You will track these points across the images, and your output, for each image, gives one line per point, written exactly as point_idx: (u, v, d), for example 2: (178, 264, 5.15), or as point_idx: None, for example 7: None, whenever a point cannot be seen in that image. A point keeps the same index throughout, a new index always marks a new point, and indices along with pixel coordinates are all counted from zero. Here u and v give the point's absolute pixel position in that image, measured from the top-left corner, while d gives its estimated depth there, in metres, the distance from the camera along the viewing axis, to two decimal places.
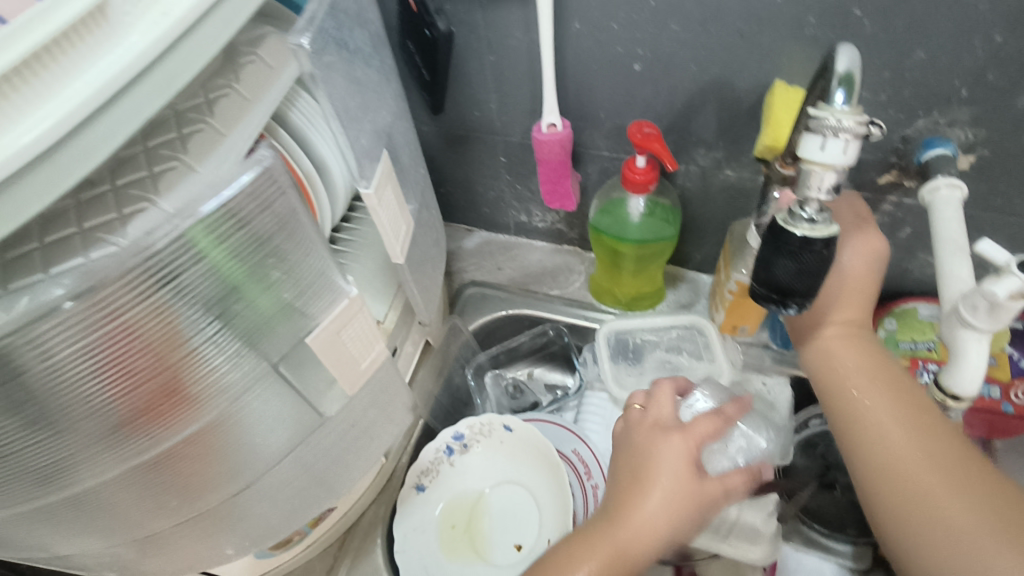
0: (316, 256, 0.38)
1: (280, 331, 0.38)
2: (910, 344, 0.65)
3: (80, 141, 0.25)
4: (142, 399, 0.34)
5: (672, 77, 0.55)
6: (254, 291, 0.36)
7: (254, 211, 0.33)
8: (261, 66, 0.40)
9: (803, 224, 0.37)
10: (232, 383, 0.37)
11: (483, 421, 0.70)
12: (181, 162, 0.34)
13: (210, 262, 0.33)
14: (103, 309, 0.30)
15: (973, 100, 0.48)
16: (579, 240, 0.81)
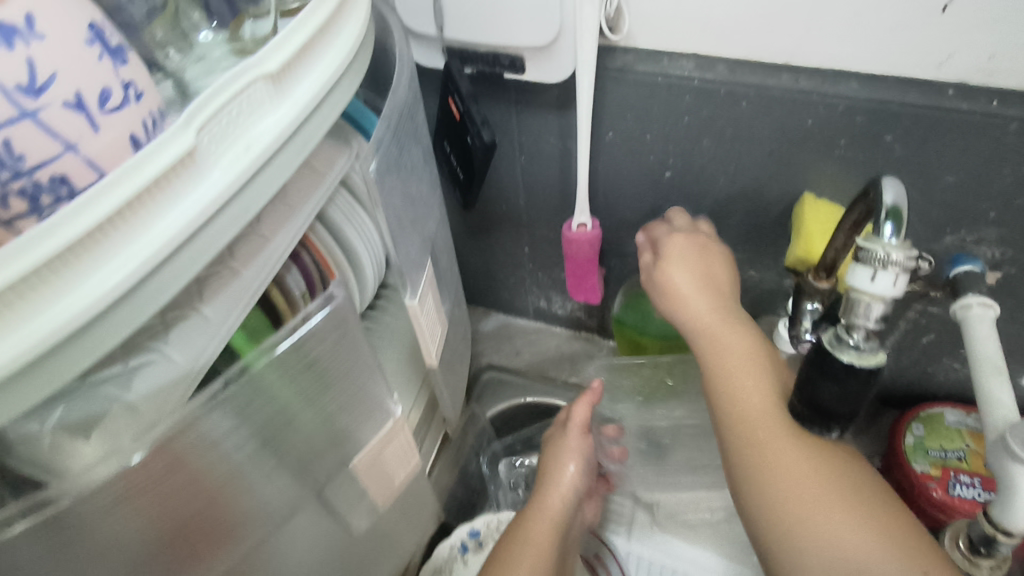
0: (364, 389, 0.42)
1: (323, 458, 0.42)
2: (939, 452, 0.64)
3: (154, 280, 0.26)
4: (184, 530, 0.35)
5: (703, 184, 0.57)
6: (304, 421, 0.39)
7: (318, 349, 0.36)
8: (307, 169, 0.37)
9: (849, 350, 0.36)
10: (274, 510, 0.40)
11: (501, 517, 0.68)
12: (227, 268, 0.33)
13: (275, 403, 0.36)
14: (165, 451, 0.31)
15: (1001, 222, 0.50)
16: (598, 328, 0.81)
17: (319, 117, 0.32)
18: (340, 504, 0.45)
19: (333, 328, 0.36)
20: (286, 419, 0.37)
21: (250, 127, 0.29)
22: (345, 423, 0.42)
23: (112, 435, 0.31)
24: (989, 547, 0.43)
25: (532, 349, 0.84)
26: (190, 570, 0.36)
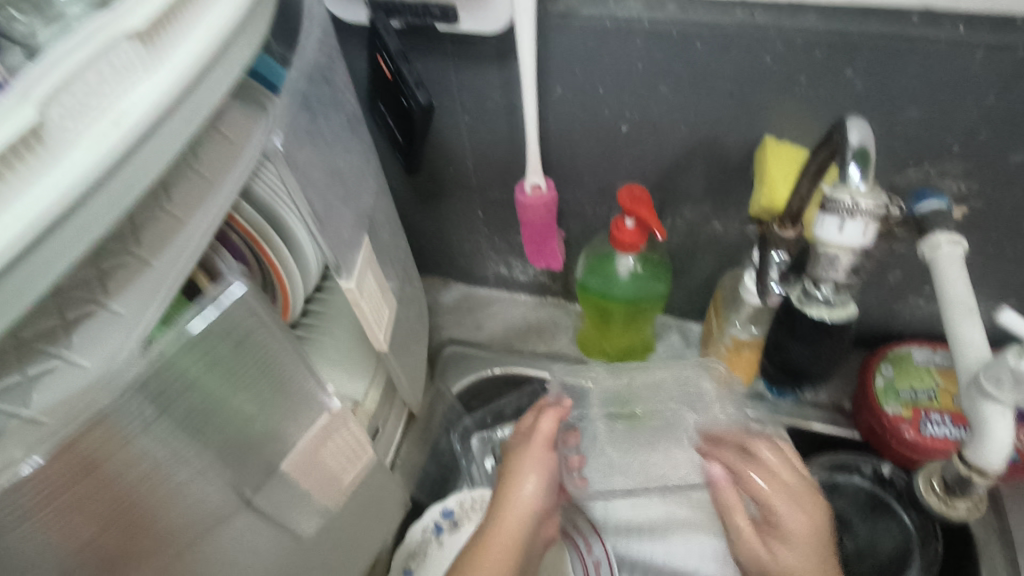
0: (297, 378, 0.38)
1: (257, 460, 0.38)
2: (910, 392, 0.63)
3: (29, 265, 0.23)
4: (107, 537, 0.32)
5: (661, 135, 0.53)
6: (234, 421, 0.35)
7: (240, 336, 0.33)
8: (221, 139, 0.33)
9: (816, 304, 0.39)
10: (207, 519, 0.36)
11: (475, 495, 0.66)
12: (133, 258, 0.30)
13: (187, 400, 0.32)
14: (70, 453, 0.28)
15: (966, 155, 0.48)
16: (563, 292, 0.78)
17: (209, 80, 0.28)
18: (286, 511, 0.42)
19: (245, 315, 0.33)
20: (214, 419, 0.34)
21: (120, 95, 0.25)
22: (277, 418, 0.38)
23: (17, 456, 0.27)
24: (963, 488, 0.41)
25: (495, 321, 0.80)
26: None
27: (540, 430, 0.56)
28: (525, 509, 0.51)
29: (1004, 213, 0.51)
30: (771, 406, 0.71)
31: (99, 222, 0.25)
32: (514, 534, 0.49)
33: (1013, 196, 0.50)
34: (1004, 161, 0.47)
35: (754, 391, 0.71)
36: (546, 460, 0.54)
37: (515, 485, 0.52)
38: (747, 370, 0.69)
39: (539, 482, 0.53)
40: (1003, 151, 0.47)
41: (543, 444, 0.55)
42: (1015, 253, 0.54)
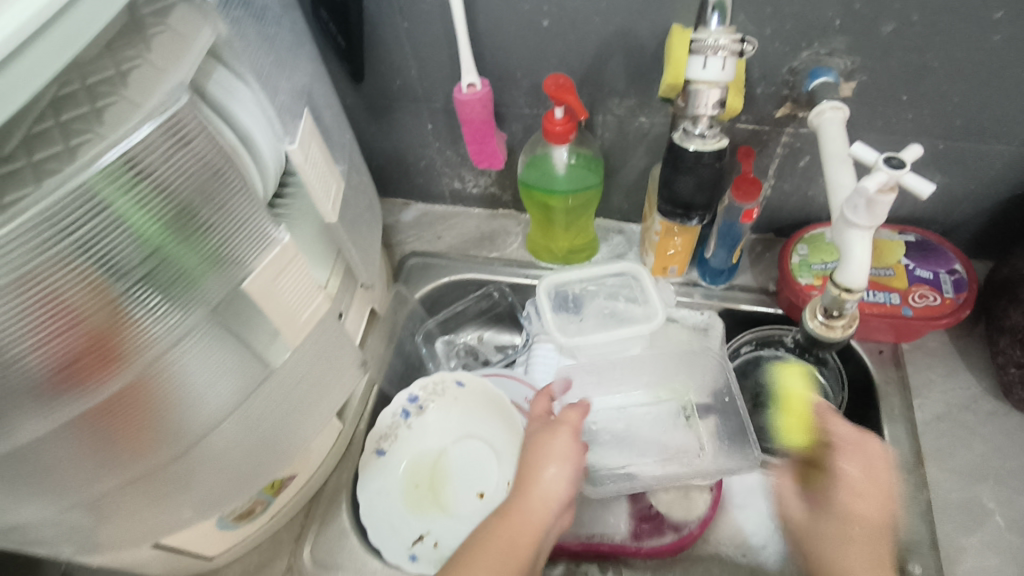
0: (238, 206, 0.40)
1: (209, 283, 0.40)
2: (821, 265, 0.70)
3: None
4: (69, 350, 0.35)
5: (580, 29, 0.58)
6: (176, 243, 0.38)
7: (156, 162, 0.35)
8: (173, 36, 0.38)
9: (696, 139, 0.44)
10: (163, 338, 0.39)
11: (436, 380, 0.73)
12: (95, 134, 0.34)
13: (119, 213, 0.34)
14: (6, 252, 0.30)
15: (846, 30, 0.54)
16: (513, 202, 0.84)
17: None
18: (251, 333, 0.44)
19: (171, 133, 0.35)
20: (154, 240, 0.36)
21: None
22: (225, 244, 0.40)
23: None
24: (839, 309, 0.49)
25: (452, 233, 0.85)
26: (74, 387, 0.36)
27: (569, 421, 0.61)
28: (547, 491, 0.56)
29: (887, 85, 0.57)
30: (705, 291, 0.78)
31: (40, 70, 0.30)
32: (532, 525, 0.54)
33: (891, 68, 0.56)
34: (878, 32, 0.54)
35: (690, 280, 0.79)
36: (564, 445, 0.59)
37: (536, 468, 0.57)
38: (681, 261, 0.75)
39: (560, 469, 0.57)
40: (877, 23, 0.53)
41: (564, 429, 0.61)
42: (901, 125, 0.60)
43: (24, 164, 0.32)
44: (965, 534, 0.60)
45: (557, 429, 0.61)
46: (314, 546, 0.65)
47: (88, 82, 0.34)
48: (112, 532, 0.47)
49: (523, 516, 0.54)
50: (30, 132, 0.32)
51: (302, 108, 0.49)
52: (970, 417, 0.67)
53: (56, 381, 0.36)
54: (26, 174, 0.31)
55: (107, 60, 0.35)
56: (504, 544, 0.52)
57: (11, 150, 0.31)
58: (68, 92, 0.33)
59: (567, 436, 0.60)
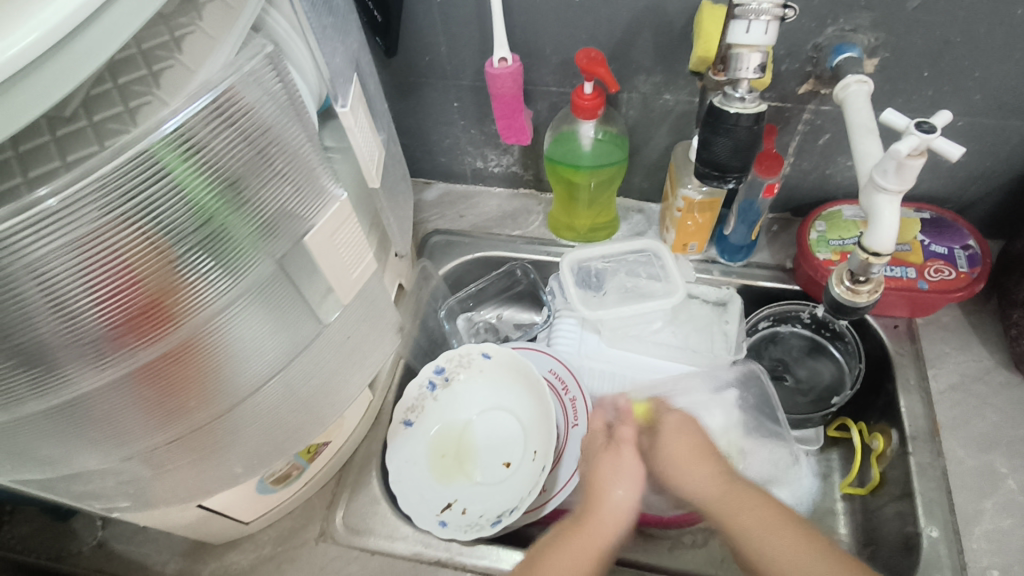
0: (288, 170, 0.41)
1: (261, 245, 0.41)
2: (839, 241, 0.72)
3: (76, 46, 0.30)
4: (128, 308, 0.36)
5: (611, 5, 0.60)
6: (229, 206, 0.39)
7: (208, 135, 0.36)
8: (223, 6, 0.40)
9: (736, 103, 0.46)
10: (216, 299, 0.40)
11: (462, 352, 0.74)
12: (155, 96, 0.36)
13: (177, 179, 0.35)
14: (74, 207, 0.31)
15: (872, 6, 0.56)
16: (535, 182, 0.85)
17: None
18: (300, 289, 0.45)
19: (224, 106, 0.36)
20: (209, 203, 0.37)
21: None
22: (275, 206, 0.41)
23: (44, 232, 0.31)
24: (866, 273, 0.51)
25: (474, 212, 0.87)
26: (132, 344, 0.38)
27: (623, 437, 0.61)
28: (616, 509, 0.56)
29: (908, 62, 0.59)
30: (723, 268, 0.79)
31: (127, 23, 0.32)
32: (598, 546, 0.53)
33: (913, 44, 0.58)
34: (903, 8, 0.55)
35: (709, 257, 0.80)
36: (632, 465, 0.59)
37: (604, 485, 0.57)
38: (702, 238, 0.77)
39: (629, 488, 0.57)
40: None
41: (626, 443, 0.60)
42: (921, 101, 0.62)
43: (86, 125, 0.34)
44: (978, 497, 0.62)
45: (621, 445, 0.60)
46: (347, 513, 0.67)
47: (143, 48, 0.37)
48: (163, 486, 0.48)
49: (597, 537, 0.54)
50: (89, 93, 0.35)
51: (353, 74, 0.51)
52: (982, 388, 0.69)
53: (114, 338, 0.37)
54: (90, 135, 0.34)
55: (161, 26, 0.38)
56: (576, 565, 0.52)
57: (74, 110, 0.34)
58: (125, 56, 0.36)
59: (629, 452, 0.60)
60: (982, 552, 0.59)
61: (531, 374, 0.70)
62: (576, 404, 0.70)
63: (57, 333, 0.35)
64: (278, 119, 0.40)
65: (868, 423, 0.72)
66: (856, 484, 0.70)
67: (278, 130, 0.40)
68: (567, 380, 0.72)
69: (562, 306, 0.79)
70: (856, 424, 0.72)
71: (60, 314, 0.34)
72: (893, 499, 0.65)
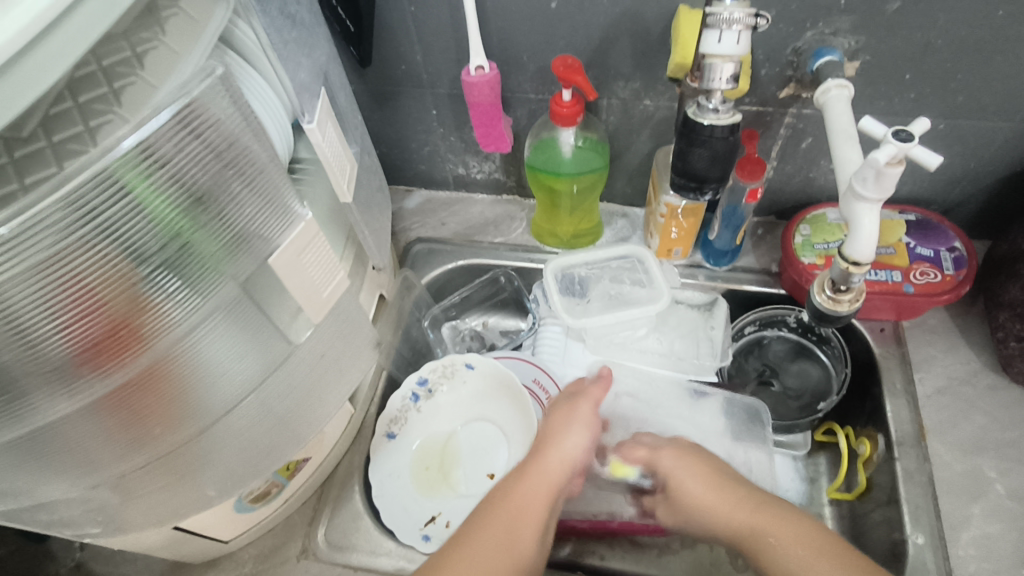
0: (258, 187, 0.40)
1: (232, 262, 0.40)
2: (823, 245, 0.71)
3: (23, 67, 0.30)
4: (93, 332, 0.35)
5: (587, 12, 0.59)
6: (194, 224, 0.37)
7: (173, 147, 0.34)
8: (186, 19, 0.39)
9: (710, 114, 0.47)
10: (184, 320, 0.39)
11: (445, 362, 0.73)
12: (115, 114, 0.35)
13: (139, 198, 0.34)
14: (29, 234, 0.30)
15: (850, 10, 0.55)
16: (517, 188, 0.85)
17: None
18: (270, 304, 0.44)
19: (185, 123, 0.34)
20: (173, 221, 0.36)
21: None
22: (243, 223, 0.40)
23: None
24: (847, 282, 0.50)
25: (456, 219, 0.86)
26: (98, 367, 0.37)
27: (588, 399, 0.63)
28: (566, 456, 0.58)
29: (889, 65, 0.58)
30: (708, 272, 0.79)
31: (75, 45, 0.32)
32: (545, 493, 0.55)
33: (892, 47, 0.57)
34: (883, 11, 0.55)
35: (694, 262, 0.80)
36: (585, 414, 0.61)
37: (559, 439, 0.59)
38: (686, 244, 0.76)
39: (579, 442, 0.60)
40: (880, 3, 0.54)
41: (583, 400, 0.63)
42: (902, 104, 0.61)
43: (45, 146, 0.33)
44: (965, 502, 0.61)
45: (580, 405, 0.62)
46: (329, 529, 0.65)
47: (104, 64, 0.36)
48: (138, 511, 0.47)
49: (540, 486, 0.55)
50: (48, 112, 0.34)
51: (320, 88, 0.50)
52: (969, 391, 0.68)
53: (80, 363, 0.36)
54: (49, 156, 0.33)
55: (122, 41, 0.37)
56: (508, 518, 0.53)
57: (32, 130, 0.33)
58: (84, 74, 0.35)
59: (586, 406, 0.62)
60: (968, 558, 0.58)
61: (514, 385, 0.69)
62: None
63: (19, 361, 0.34)
64: (245, 132, 0.38)
65: (855, 427, 0.71)
66: (843, 488, 0.69)
67: (243, 145, 0.38)
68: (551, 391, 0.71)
69: (545, 314, 0.78)
70: (843, 428, 0.72)
71: (21, 341, 0.33)
72: (880, 505, 0.64)
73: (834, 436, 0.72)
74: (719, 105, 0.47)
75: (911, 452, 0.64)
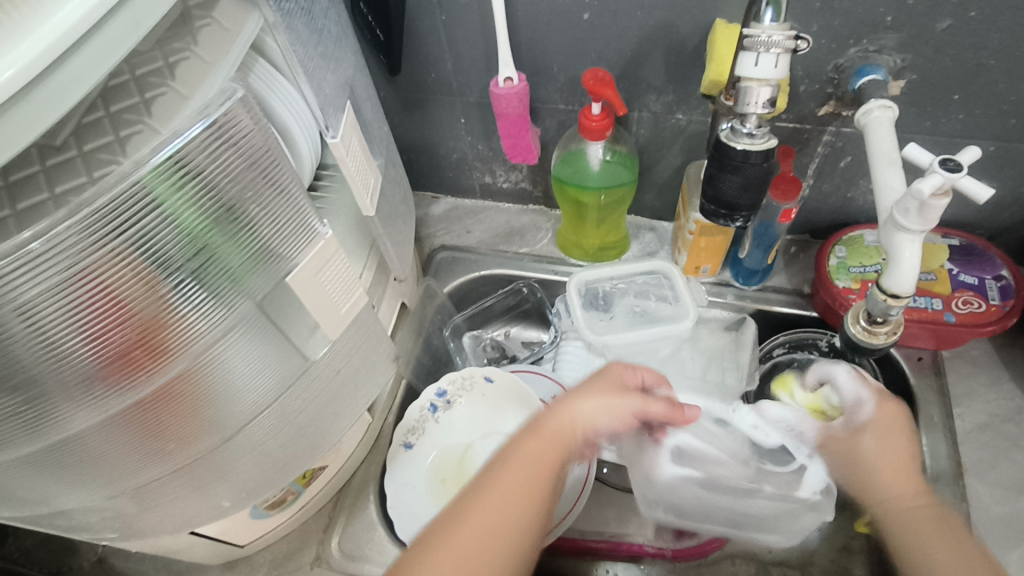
0: (288, 197, 0.40)
1: (257, 273, 0.40)
2: (859, 268, 0.69)
3: (52, 82, 0.28)
4: (118, 344, 0.35)
5: (621, 25, 0.58)
6: (223, 233, 0.37)
7: (207, 155, 0.34)
8: (219, 29, 0.38)
9: (744, 139, 0.47)
10: (209, 332, 0.39)
11: (465, 374, 0.73)
12: (146, 125, 0.33)
13: (169, 209, 0.34)
14: (58, 245, 0.30)
15: (898, 27, 0.52)
16: (544, 198, 0.83)
17: None
18: (287, 319, 0.43)
19: (220, 135, 0.34)
20: (202, 231, 0.36)
21: None
22: (268, 236, 0.39)
23: (24, 275, 0.30)
24: (884, 315, 0.48)
25: (482, 227, 0.85)
26: (121, 377, 0.36)
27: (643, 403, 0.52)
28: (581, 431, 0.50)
29: (939, 86, 0.56)
30: (737, 291, 0.76)
31: (107, 56, 0.30)
32: (545, 472, 0.48)
33: (942, 67, 0.54)
34: (933, 29, 0.52)
35: (722, 280, 0.77)
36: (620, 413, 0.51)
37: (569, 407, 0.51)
38: (715, 261, 0.74)
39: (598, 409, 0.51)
40: (930, 20, 0.51)
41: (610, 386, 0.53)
42: (949, 125, 0.59)
43: (75, 155, 0.32)
44: (1004, 547, 0.58)
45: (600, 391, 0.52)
46: (342, 538, 0.65)
47: (137, 74, 0.35)
48: (152, 520, 0.47)
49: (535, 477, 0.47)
50: (81, 121, 0.33)
51: (345, 102, 0.50)
52: (1013, 429, 0.65)
53: (106, 374, 0.35)
54: (79, 165, 0.32)
55: (155, 52, 0.36)
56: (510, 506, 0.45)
57: (65, 139, 0.32)
58: (118, 83, 0.34)
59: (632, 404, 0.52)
60: None
61: None
62: None
63: (47, 371, 0.33)
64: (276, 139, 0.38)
65: None
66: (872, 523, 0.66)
67: (272, 158, 0.38)
68: None
69: (568, 328, 0.76)
70: None
71: (49, 354, 0.33)
72: None
73: None
74: (755, 130, 0.46)
75: (945, 490, 0.61)
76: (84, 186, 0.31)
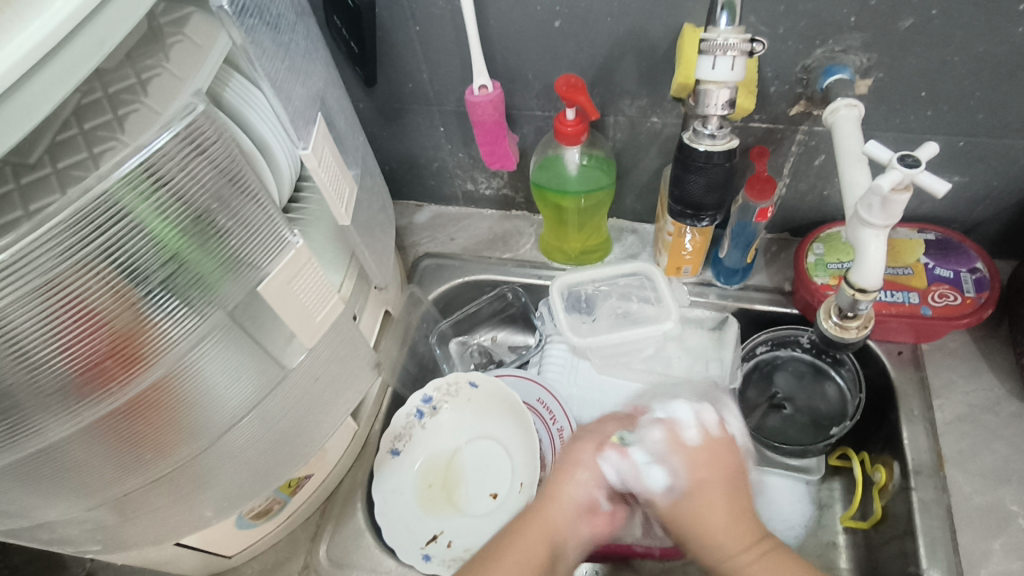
0: (260, 207, 0.41)
1: (229, 282, 0.40)
2: (837, 265, 0.70)
3: (16, 101, 0.29)
4: (91, 355, 0.35)
5: (591, 31, 0.58)
6: (193, 242, 0.38)
7: (176, 166, 0.35)
8: (189, 45, 0.39)
9: (706, 140, 0.48)
10: (183, 340, 0.39)
11: (450, 380, 0.72)
12: (118, 142, 0.34)
13: (138, 220, 0.34)
14: (27, 259, 0.30)
15: (862, 27, 0.53)
16: (526, 204, 0.84)
17: None
18: (262, 327, 0.44)
19: (188, 143, 0.35)
20: (173, 241, 0.36)
21: None
22: (238, 245, 0.40)
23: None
24: (855, 310, 0.49)
25: (466, 234, 0.86)
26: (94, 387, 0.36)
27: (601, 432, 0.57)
28: (573, 492, 0.54)
29: (905, 83, 0.57)
30: (719, 291, 0.77)
31: (70, 76, 0.31)
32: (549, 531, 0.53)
33: (907, 64, 0.55)
34: (896, 28, 0.53)
35: (704, 280, 0.78)
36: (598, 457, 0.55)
37: (558, 486, 0.55)
38: (696, 262, 0.74)
39: (590, 479, 0.55)
40: (892, 20, 0.52)
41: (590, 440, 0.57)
42: (917, 122, 0.60)
43: (49, 172, 0.32)
44: (984, 537, 0.59)
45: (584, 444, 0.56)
46: (330, 546, 0.66)
47: (109, 91, 0.35)
48: (134, 531, 0.47)
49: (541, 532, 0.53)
50: (54, 139, 0.33)
51: (317, 113, 0.51)
52: (991, 419, 0.65)
53: (80, 385, 0.36)
54: (53, 182, 0.32)
55: (126, 69, 0.37)
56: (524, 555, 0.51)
57: (39, 157, 0.33)
58: (90, 101, 0.35)
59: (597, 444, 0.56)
60: None
61: (515, 402, 0.68)
62: (563, 436, 0.69)
63: (20, 383, 0.34)
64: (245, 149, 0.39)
65: (870, 454, 0.69)
66: (858, 517, 0.67)
67: (241, 168, 0.39)
68: (555, 410, 0.70)
69: (552, 332, 0.77)
70: (858, 454, 0.69)
71: (22, 365, 0.33)
72: (895, 538, 0.62)
73: (849, 461, 0.70)
74: (716, 131, 0.47)
75: (926, 482, 0.62)
76: (54, 200, 0.31)
